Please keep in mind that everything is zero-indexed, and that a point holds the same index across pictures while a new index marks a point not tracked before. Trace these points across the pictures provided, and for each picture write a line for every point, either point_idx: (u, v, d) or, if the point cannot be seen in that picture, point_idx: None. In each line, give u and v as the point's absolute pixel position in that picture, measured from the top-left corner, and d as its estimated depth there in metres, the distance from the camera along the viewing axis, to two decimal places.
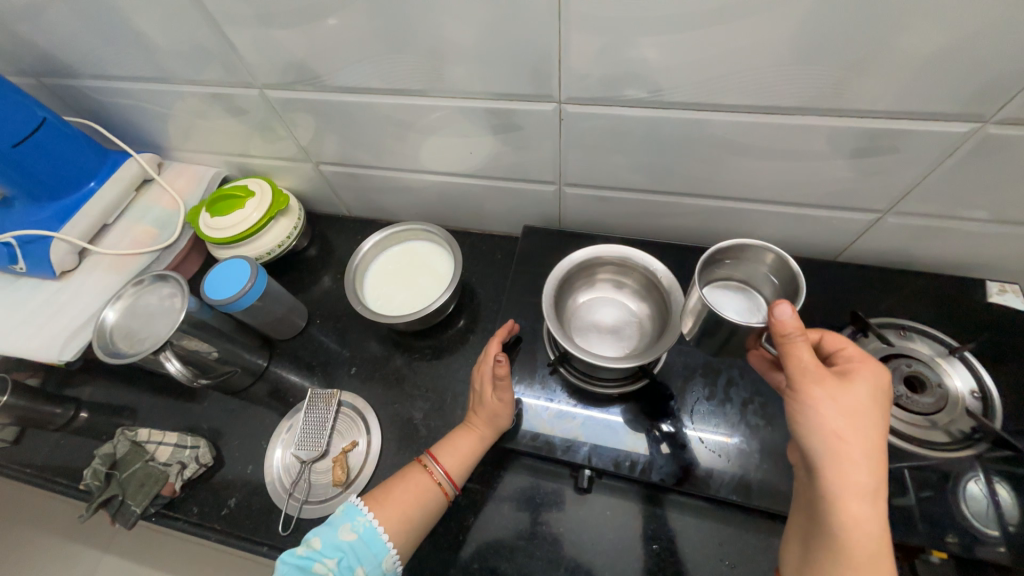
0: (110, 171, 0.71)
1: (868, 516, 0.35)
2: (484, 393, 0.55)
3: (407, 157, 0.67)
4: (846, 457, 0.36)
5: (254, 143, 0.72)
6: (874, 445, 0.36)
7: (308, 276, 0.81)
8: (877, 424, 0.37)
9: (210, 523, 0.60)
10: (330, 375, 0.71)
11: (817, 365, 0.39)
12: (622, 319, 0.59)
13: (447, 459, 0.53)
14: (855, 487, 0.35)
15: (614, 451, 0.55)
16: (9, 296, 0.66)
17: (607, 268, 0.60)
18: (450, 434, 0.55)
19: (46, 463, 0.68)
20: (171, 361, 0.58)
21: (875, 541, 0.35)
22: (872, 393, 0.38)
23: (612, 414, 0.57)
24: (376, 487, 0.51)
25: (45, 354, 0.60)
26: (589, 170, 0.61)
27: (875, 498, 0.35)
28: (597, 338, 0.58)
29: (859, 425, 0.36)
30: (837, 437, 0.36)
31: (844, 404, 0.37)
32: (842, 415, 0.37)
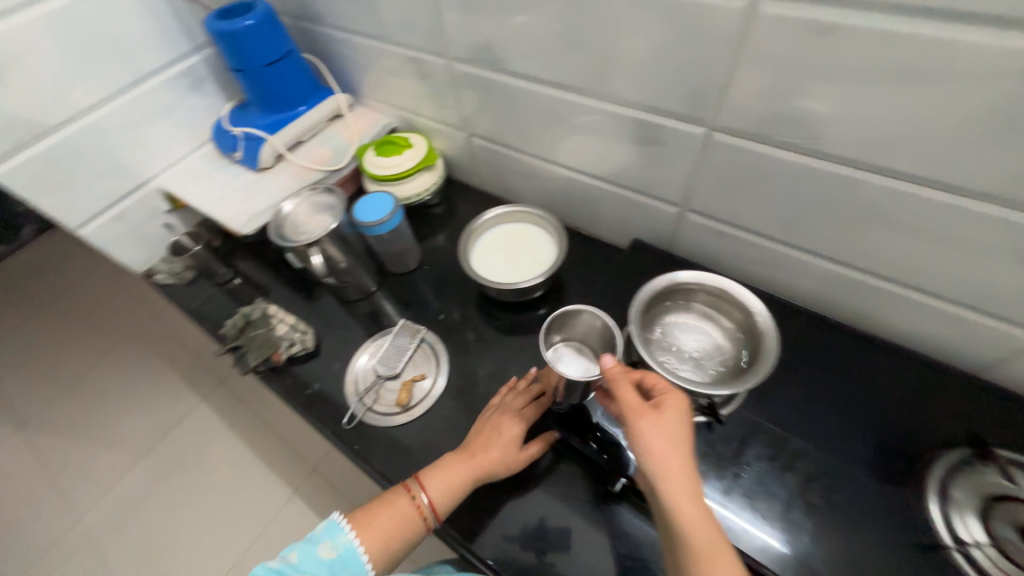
0: (318, 101, 0.88)
1: (699, 516, 0.40)
2: (500, 443, 0.59)
3: (547, 147, 0.72)
4: (673, 474, 0.41)
5: (426, 104, 0.84)
6: (687, 472, 0.41)
7: (428, 228, 0.92)
8: (688, 445, 0.43)
9: (295, 396, 0.72)
10: (419, 315, 0.80)
11: (639, 403, 0.45)
12: (703, 349, 0.58)
13: (434, 492, 0.56)
14: (683, 494, 0.41)
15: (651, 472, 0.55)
16: (224, 174, 0.86)
17: (700, 300, 0.60)
18: (444, 464, 0.58)
19: (201, 307, 0.86)
20: (316, 256, 0.71)
21: (707, 532, 0.39)
22: (663, 419, 0.44)
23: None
24: (359, 510, 0.56)
25: (232, 223, 0.77)
26: (718, 203, 0.60)
27: (699, 499, 0.41)
28: (678, 361, 0.57)
29: (669, 456, 0.42)
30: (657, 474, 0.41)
31: (666, 431, 0.43)
32: (662, 437, 0.42)
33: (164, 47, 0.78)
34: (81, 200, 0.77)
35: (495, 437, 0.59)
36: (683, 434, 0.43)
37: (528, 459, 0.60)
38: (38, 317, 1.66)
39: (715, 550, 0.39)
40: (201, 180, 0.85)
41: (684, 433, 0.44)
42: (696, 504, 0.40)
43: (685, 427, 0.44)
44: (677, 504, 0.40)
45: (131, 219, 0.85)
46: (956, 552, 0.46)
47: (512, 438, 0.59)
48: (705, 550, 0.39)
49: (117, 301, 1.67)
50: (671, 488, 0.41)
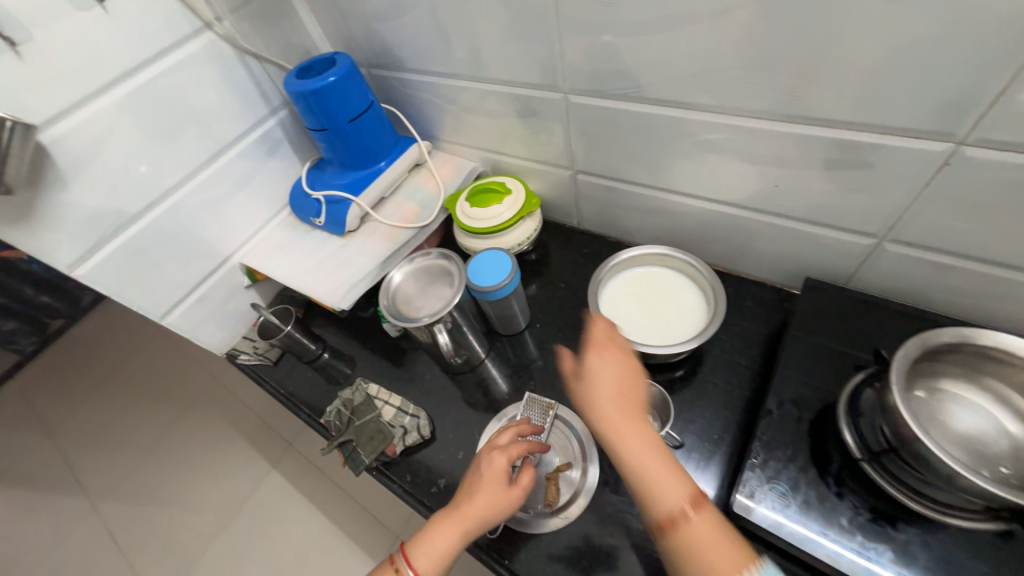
0: (399, 152, 0.81)
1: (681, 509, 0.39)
2: (482, 483, 0.50)
3: (684, 180, 0.62)
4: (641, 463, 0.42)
5: (523, 144, 0.75)
6: (618, 398, 0.45)
7: (527, 279, 0.82)
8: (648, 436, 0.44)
9: (419, 495, 0.62)
10: (542, 384, 0.69)
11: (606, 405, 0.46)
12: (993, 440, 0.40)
13: (420, 562, 0.48)
14: (659, 487, 0.41)
15: None
16: (307, 243, 0.78)
17: (991, 371, 0.42)
18: (429, 533, 0.49)
19: (293, 389, 0.78)
20: (442, 333, 0.62)
21: (699, 527, 0.39)
22: (599, 361, 0.47)
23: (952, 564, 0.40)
24: None
25: (327, 298, 0.69)
26: (944, 232, 0.48)
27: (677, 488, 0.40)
28: (949, 442, 0.41)
29: (605, 383, 0.46)
30: (589, 400, 0.46)
31: (628, 426, 0.44)
32: (624, 432, 0.43)
33: (241, 115, 0.73)
34: (165, 288, 0.71)
35: (478, 484, 0.50)
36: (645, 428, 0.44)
37: (523, 493, 0.51)
38: (103, 389, 1.63)
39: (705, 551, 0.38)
40: (284, 251, 0.78)
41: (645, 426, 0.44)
42: (621, 418, 0.44)
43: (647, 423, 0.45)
44: (610, 421, 0.44)
45: (213, 300, 0.79)
46: None
47: (498, 476, 0.50)
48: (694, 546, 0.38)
49: (178, 366, 1.63)
50: (596, 412, 0.45)
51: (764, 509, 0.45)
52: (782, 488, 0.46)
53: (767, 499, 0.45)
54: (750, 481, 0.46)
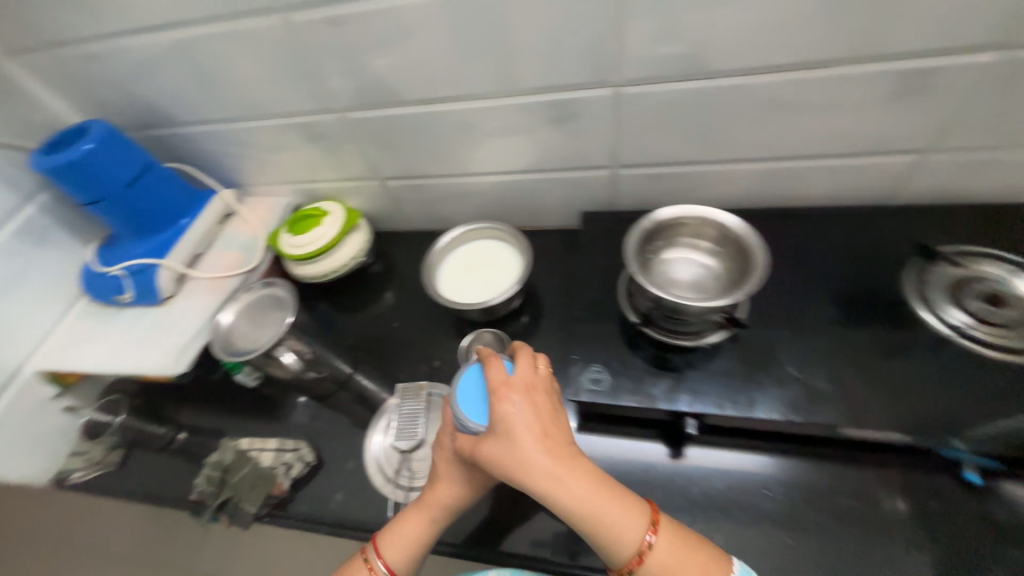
0: (201, 205, 0.78)
1: (581, 490, 0.42)
2: (448, 468, 0.52)
3: (469, 161, 0.72)
4: (565, 465, 0.43)
5: (326, 167, 0.79)
6: (532, 432, 0.44)
7: (377, 289, 0.85)
8: (563, 428, 0.47)
9: (318, 519, 0.61)
10: (412, 373, 0.73)
11: (517, 419, 0.45)
12: (700, 276, 0.57)
13: (387, 551, 0.50)
14: (556, 482, 0.42)
15: (714, 394, 0.52)
16: (119, 324, 0.72)
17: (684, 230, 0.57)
18: (399, 524, 0.51)
19: (149, 485, 0.69)
20: (287, 353, 0.70)
21: (584, 489, 0.42)
22: (519, 407, 0.46)
23: (711, 369, 0.54)
24: None
25: (158, 369, 0.65)
26: (645, 150, 0.65)
27: (574, 467, 0.43)
28: (678, 292, 0.55)
29: (525, 432, 0.44)
30: (518, 456, 0.43)
31: (546, 442, 0.44)
32: (500, 443, 0.44)
33: None
34: None
35: (438, 470, 0.52)
36: (528, 420, 0.45)
37: (494, 475, 0.52)
38: None
39: (591, 509, 0.42)
40: (91, 343, 0.70)
41: (539, 417, 0.46)
42: (552, 461, 0.42)
43: (535, 412, 0.46)
44: (559, 479, 0.42)
45: None
46: (954, 337, 0.51)
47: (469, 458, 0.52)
48: (579, 508, 0.42)
49: None
50: (542, 460, 0.43)
51: (585, 389, 0.56)
52: (599, 367, 0.57)
53: (589, 377, 0.56)
54: (575, 371, 0.57)
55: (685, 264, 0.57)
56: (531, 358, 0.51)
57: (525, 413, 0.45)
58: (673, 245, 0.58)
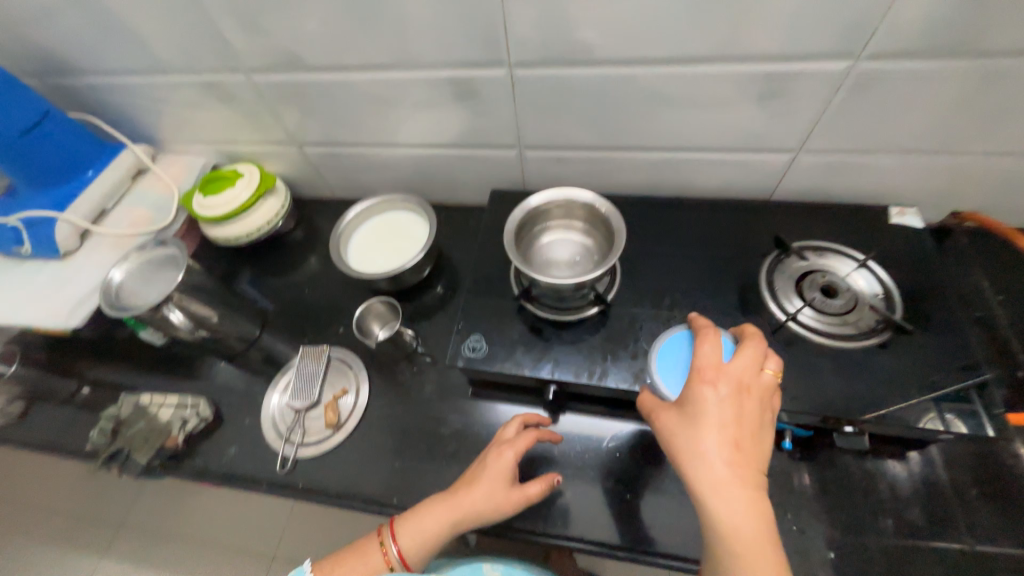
0: (109, 160, 0.77)
1: (735, 516, 0.37)
2: (492, 471, 0.52)
3: (382, 132, 0.73)
4: (721, 482, 0.37)
5: (242, 128, 0.78)
6: (724, 431, 0.39)
7: (295, 254, 0.86)
8: (753, 426, 0.40)
9: (211, 469, 0.65)
10: (319, 337, 0.76)
11: (716, 403, 0.40)
12: (576, 254, 0.61)
13: (404, 540, 0.51)
14: (720, 496, 0.37)
15: (575, 365, 0.57)
16: (16, 276, 0.71)
17: (559, 214, 0.62)
18: (423, 511, 0.52)
19: (48, 434, 0.71)
20: (174, 312, 0.65)
21: (749, 523, 0.37)
22: (721, 398, 0.40)
23: (576, 342, 0.59)
24: (328, 558, 0.53)
25: (51, 322, 0.65)
26: (546, 132, 0.68)
27: (737, 488, 0.37)
28: (558, 271, 0.59)
29: (716, 428, 0.39)
30: (698, 448, 0.39)
31: (724, 433, 0.39)
32: (686, 441, 0.40)
33: None
34: None
35: (485, 473, 0.53)
36: (721, 418, 0.39)
37: (523, 501, 0.52)
38: None
39: (739, 549, 0.36)
40: None
41: (732, 419, 0.39)
42: (733, 473, 0.37)
43: (738, 416, 0.40)
44: (715, 486, 0.37)
45: None
46: (792, 322, 0.57)
47: (508, 471, 0.52)
48: (727, 539, 0.37)
49: None
50: (717, 467, 0.38)
51: (463, 355, 0.60)
52: (479, 336, 0.61)
53: (468, 345, 0.60)
54: (456, 340, 0.61)
55: (563, 245, 0.62)
56: (757, 354, 0.43)
57: (715, 411, 0.39)
58: (552, 229, 0.63)
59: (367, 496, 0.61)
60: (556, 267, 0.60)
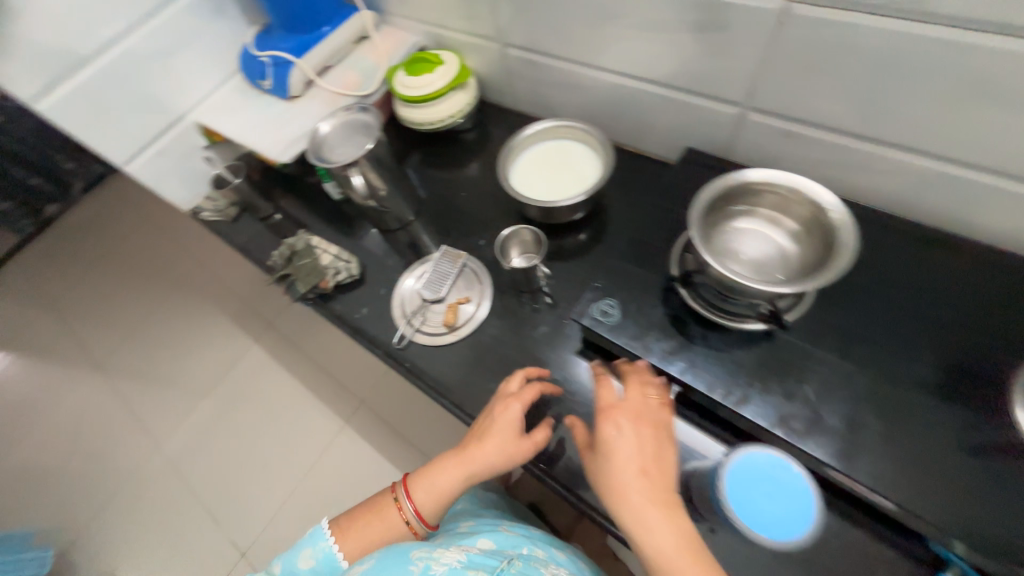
0: (342, 20, 0.83)
1: (668, 545, 0.40)
2: (500, 430, 0.54)
3: (590, 49, 0.66)
4: (637, 507, 0.42)
5: (456, 12, 0.78)
6: (634, 466, 0.43)
7: (462, 156, 0.88)
8: (649, 457, 0.44)
9: (346, 321, 0.74)
10: (459, 242, 0.78)
11: (613, 436, 0.45)
12: (769, 257, 0.50)
13: (418, 498, 0.55)
14: (652, 524, 0.41)
15: (712, 376, 0.49)
16: (256, 105, 0.84)
17: (771, 202, 0.51)
18: (434, 471, 0.56)
19: (246, 243, 0.88)
20: (357, 176, 0.71)
21: (683, 558, 0.39)
22: (642, 436, 0.45)
23: (720, 350, 0.51)
24: (344, 516, 0.58)
25: (270, 152, 0.77)
26: (788, 96, 0.54)
27: (667, 516, 0.41)
28: (736, 264, 0.50)
29: (626, 463, 0.44)
30: (611, 470, 0.44)
31: (637, 462, 0.44)
32: (608, 470, 0.44)
33: None
34: (125, 133, 0.78)
35: (493, 428, 0.55)
36: (630, 454, 0.44)
37: (533, 448, 0.54)
38: (99, 271, 1.75)
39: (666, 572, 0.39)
40: (234, 112, 0.85)
41: (637, 454, 0.44)
42: (645, 500, 0.42)
43: (636, 445, 0.45)
44: (622, 501, 0.42)
45: (173, 155, 0.86)
46: None
47: (518, 432, 0.54)
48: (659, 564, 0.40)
49: (169, 252, 1.74)
50: (633, 498, 0.42)
51: (590, 315, 0.55)
52: (612, 302, 0.56)
53: (599, 308, 0.55)
54: (587, 298, 0.56)
55: (757, 240, 0.51)
56: (640, 387, 0.49)
57: (619, 443, 0.45)
58: (754, 215, 0.52)
59: (454, 398, 0.65)
60: (737, 259, 0.50)
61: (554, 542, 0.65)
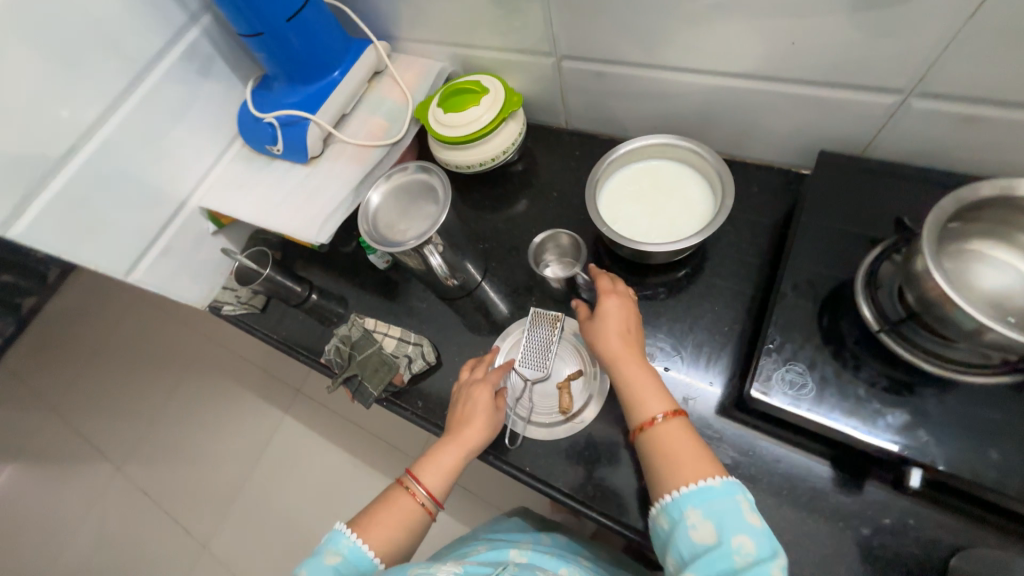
0: (353, 57, 0.69)
1: (636, 385, 0.47)
2: (482, 401, 0.54)
3: (687, 49, 0.54)
4: (626, 370, 0.48)
5: (495, 29, 0.64)
6: (616, 333, 0.50)
7: (517, 192, 0.75)
8: (629, 328, 0.51)
9: (435, 419, 0.62)
10: (544, 299, 0.66)
11: (613, 307, 0.52)
12: (1014, 296, 0.40)
13: (429, 480, 0.50)
14: (636, 382, 0.47)
15: (962, 453, 0.40)
16: (269, 175, 0.71)
17: None
18: (433, 451, 0.52)
19: (288, 335, 0.75)
20: (434, 256, 0.60)
21: (654, 402, 0.46)
22: (612, 306, 0.51)
23: (956, 414, 0.41)
24: (361, 513, 0.49)
25: (302, 233, 0.64)
26: (987, 74, 0.42)
27: (636, 369, 0.48)
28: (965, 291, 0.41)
29: (613, 327, 0.50)
30: (599, 334, 0.50)
31: (615, 326, 0.50)
32: (596, 333, 0.51)
33: (156, 28, 0.60)
34: (123, 240, 0.64)
35: (472, 409, 0.54)
36: (615, 323, 0.51)
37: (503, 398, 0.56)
38: (95, 363, 1.57)
39: (642, 409, 0.46)
40: (244, 189, 0.71)
41: (619, 322, 0.51)
42: (632, 360, 0.48)
43: (620, 320, 0.51)
44: (615, 359, 0.49)
45: (180, 250, 0.72)
46: None
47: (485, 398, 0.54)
48: (639, 406, 0.46)
49: (166, 327, 1.56)
50: (610, 350, 0.49)
51: (777, 389, 0.45)
52: (799, 368, 0.45)
53: (784, 377, 0.45)
54: (767, 365, 0.46)
55: (1000, 273, 0.41)
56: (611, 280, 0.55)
57: (611, 314, 0.51)
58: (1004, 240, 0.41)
59: (598, 503, 0.54)
60: (967, 285, 0.41)
61: (574, 557, 0.57)
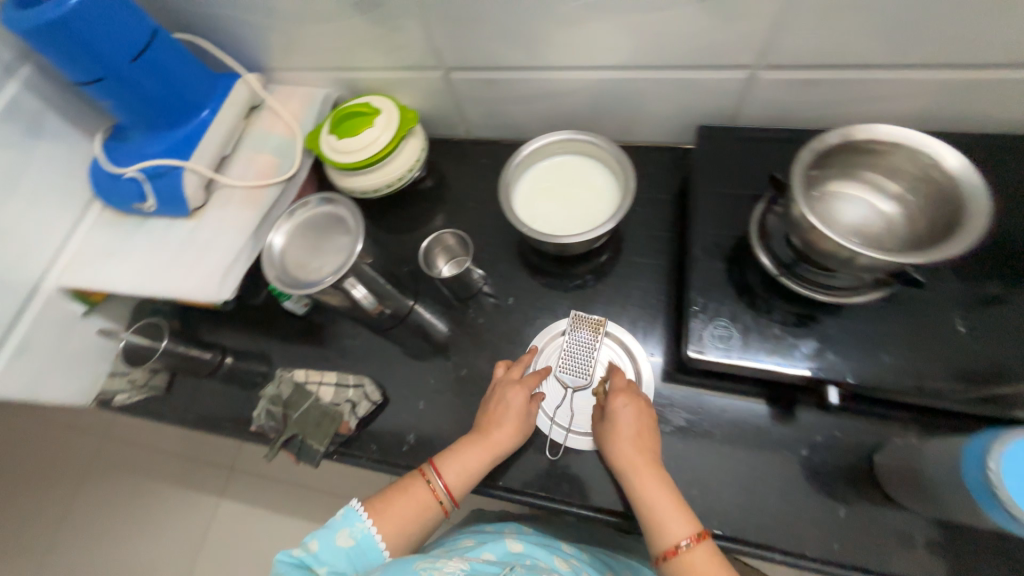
0: (222, 93, 0.63)
1: (658, 492, 0.45)
2: (511, 411, 0.52)
3: (566, 48, 0.56)
4: (643, 471, 0.47)
5: (376, 49, 0.62)
6: (630, 436, 0.49)
7: (432, 208, 0.73)
8: (647, 432, 0.50)
9: (394, 459, 0.58)
10: (481, 309, 0.65)
11: (631, 409, 0.50)
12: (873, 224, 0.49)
13: (450, 475, 0.50)
14: (650, 485, 0.46)
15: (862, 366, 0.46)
16: (144, 236, 0.62)
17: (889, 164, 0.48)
18: (459, 446, 0.52)
19: (204, 411, 0.66)
20: (357, 287, 0.57)
21: (673, 513, 0.44)
22: (625, 409, 0.50)
23: (850, 333, 0.47)
24: (378, 494, 0.50)
25: (199, 294, 0.57)
26: (810, 44, 0.49)
27: (654, 472, 0.47)
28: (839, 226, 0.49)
29: (626, 436, 0.49)
30: (613, 437, 0.49)
31: (629, 430, 0.49)
32: (612, 430, 0.50)
33: None
34: None
35: (501, 412, 0.53)
36: (628, 424, 0.49)
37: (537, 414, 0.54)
38: None
39: (660, 515, 0.44)
40: (115, 257, 0.61)
41: (632, 426, 0.49)
42: (649, 464, 0.47)
43: (635, 424, 0.50)
44: (634, 468, 0.47)
45: (43, 340, 0.61)
46: None
47: (518, 406, 0.53)
48: (655, 517, 0.45)
49: (40, 436, 1.29)
50: (624, 448, 0.48)
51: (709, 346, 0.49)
52: (724, 322, 0.50)
53: (714, 334, 0.49)
54: (697, 327, 0.50)
55: (858, 206, 0.49)
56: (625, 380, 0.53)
57: (624, 415, 0.50)
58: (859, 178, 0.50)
59: (576, 498, 0.54)
60: (839, 220, 0.49)
61: (556, 544, 0.57)
